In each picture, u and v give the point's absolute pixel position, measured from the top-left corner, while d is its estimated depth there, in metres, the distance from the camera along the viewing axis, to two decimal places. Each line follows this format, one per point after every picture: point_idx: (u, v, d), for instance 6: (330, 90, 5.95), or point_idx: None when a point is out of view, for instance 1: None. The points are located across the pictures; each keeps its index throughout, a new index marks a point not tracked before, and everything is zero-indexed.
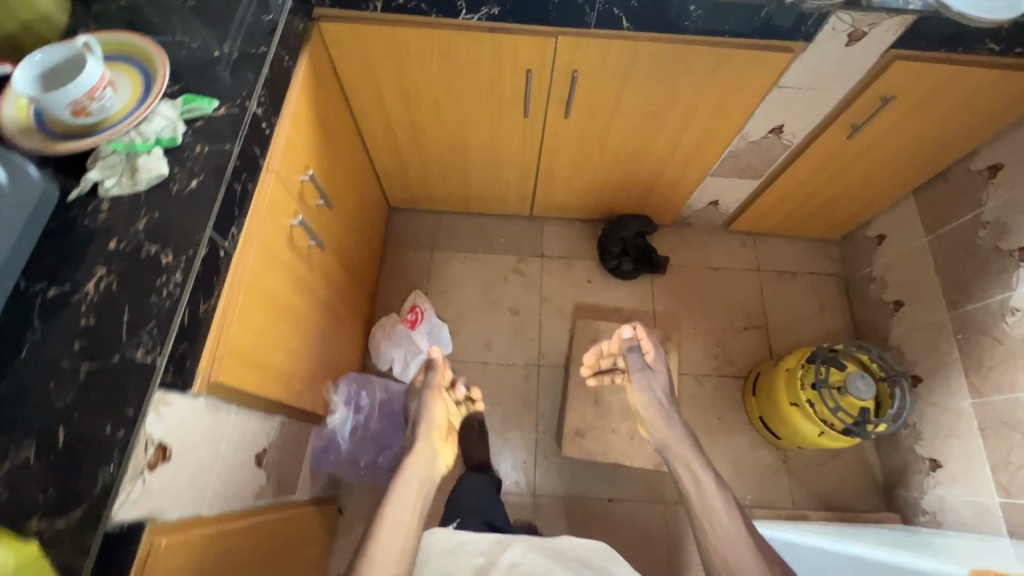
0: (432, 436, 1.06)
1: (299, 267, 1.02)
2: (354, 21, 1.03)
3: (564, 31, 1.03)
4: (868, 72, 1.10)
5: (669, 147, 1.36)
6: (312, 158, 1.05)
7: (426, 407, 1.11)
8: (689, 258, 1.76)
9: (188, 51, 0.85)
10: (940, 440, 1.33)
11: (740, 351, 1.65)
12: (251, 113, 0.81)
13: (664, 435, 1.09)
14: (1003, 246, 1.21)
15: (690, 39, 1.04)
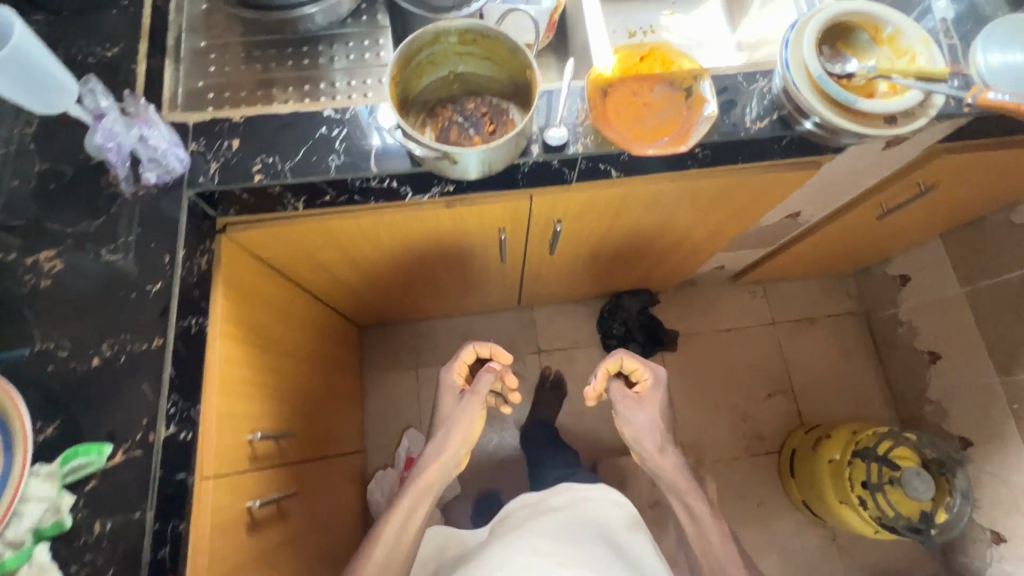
0: (460, 450, 0.92)
1: (269, 536, 0.84)
2: (273, 222, 0.80)
3: (540, 190, 0.82)
4: (903, 163, 0.92)
5: (671, 247, 1.18)
6: (257, 393, 0.85)
7: (456, 416, 0.93)
8: (698, 323, 1.61)
9: (56, 364, 0.63)
10: (1001, 514, 1.23)
11: (768, 421, 1.53)
12: (160, 449, 0.61)
13: (657, 460, 0.95)
14: None
15: (695, 173, 0.84)
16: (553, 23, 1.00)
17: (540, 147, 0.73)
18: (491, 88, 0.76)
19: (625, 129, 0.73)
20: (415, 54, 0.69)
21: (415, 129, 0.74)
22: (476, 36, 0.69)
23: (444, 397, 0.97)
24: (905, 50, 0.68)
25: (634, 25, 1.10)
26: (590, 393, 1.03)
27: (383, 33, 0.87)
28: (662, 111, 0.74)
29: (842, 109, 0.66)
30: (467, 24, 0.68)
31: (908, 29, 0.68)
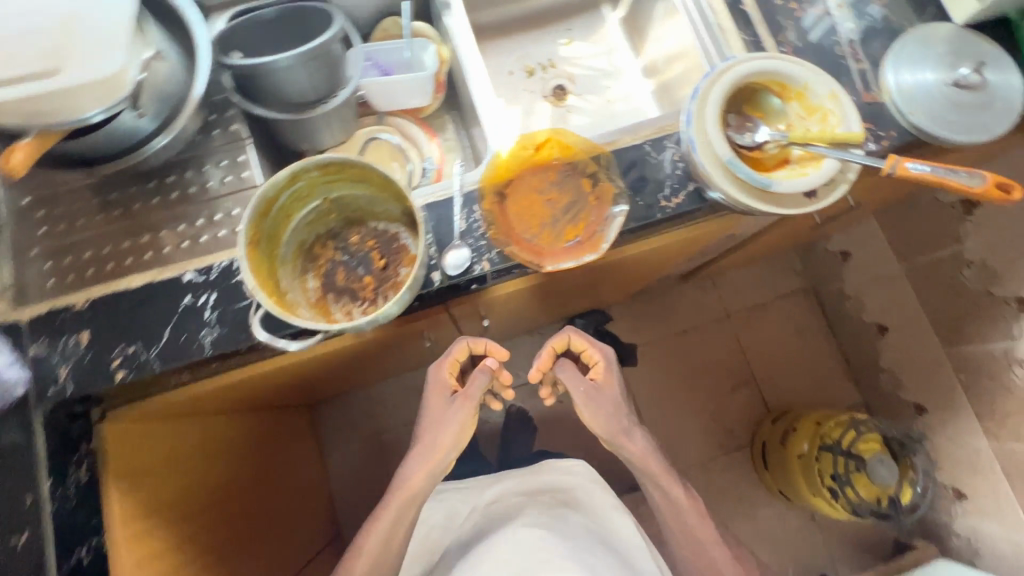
0: (444, 458, 0.81)
1: None
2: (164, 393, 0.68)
3: (454, 301, 0.73)
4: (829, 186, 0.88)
5: (611, 284, 1.11)
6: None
7: (445, 425, 0.81)
8: (654, 329, 1.58)
9: None
10: (962, 472, 1.24)
11: (735, 415, 1.54)
12: None
13: (625, 445, 0.86)
14: (996, 292, 1.09)
15: (620, 251, 0.76)
16: (441, 82, 0.91)
17: (441, 274, 0.64)
18: (373, 213, 0.67)
19: (531, 233, 0.69)
20: (274, 200, 0.59)
21: (296, 280, 0.64)
22: (343, 167, 0.60)
23: (432, 403, 0.83)
24: (816, 107, 0.62)
25: (531, 61, 1.00)
26: (533, 376, 0.90)
27: (247, 147, 0.75)
28: (569, 207, 0.72)
29: (757, 192, 0.60)
30: (329, 157, 0.60)
31: (816, 84, 0.62)
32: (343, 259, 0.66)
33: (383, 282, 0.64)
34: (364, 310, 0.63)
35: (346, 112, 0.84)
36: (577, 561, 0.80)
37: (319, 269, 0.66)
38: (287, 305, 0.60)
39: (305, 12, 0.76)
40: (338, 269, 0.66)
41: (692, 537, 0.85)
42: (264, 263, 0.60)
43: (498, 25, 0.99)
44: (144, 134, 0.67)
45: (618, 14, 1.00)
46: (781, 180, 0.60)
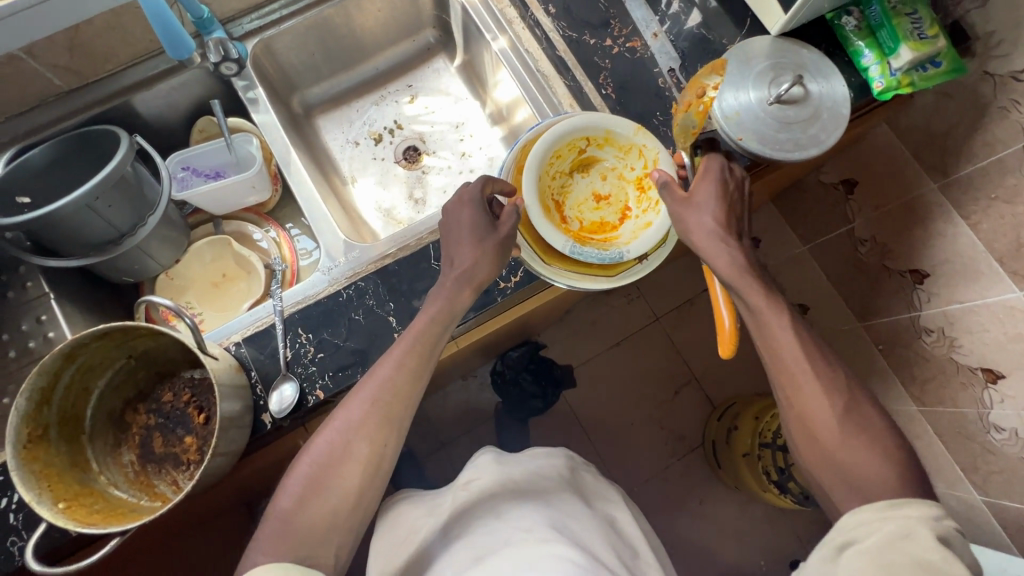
0: (464, 295, 0.60)
1: None
2: None
3: (312, 422, 0.67)
4: None
5: (510, 331, 1.05)
6: None
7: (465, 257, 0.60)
8: (589, 348, 1.54)
9: None
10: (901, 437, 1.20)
11: (683, 420, 1.50)
12: None
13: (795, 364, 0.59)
14: (891, 265, 1.06)
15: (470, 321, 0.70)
16: (276, 173, 0.83)
17: (270, 416, 0.59)
18: (183, 361, 0.61)
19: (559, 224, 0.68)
20: (51, 388, 0.52)
21: (107, 458, 0.58)
22: (127, 330, 0.55)
23: (464, 220, 0.61)
24: (629, 145, 0.68)
25: (375, 126, 0.94)
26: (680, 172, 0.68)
27: (51, 302, 0.68)
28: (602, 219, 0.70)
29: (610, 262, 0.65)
30: (106, 323, 0.53)
31: (617, 127, 0.67)
32: (158, 420, 0.61)
33: (202, 440, 0.59)
34: (188, 474, 0.58)
35: (170, 230, 0.78)
36: (570, 543, 0.65)
37: (133, 437, 0.60)
38: (92, 498, 0.53)
39: (93, 138, 0.70)
40: (156, 433, 0.61)
41: (833, 451, 0.55)
42: (58, 459, 0.53)
43: (332, 96, 0.94)
44: None
45: (455, 64, 0.95)
46: (631, 242, 0.66)
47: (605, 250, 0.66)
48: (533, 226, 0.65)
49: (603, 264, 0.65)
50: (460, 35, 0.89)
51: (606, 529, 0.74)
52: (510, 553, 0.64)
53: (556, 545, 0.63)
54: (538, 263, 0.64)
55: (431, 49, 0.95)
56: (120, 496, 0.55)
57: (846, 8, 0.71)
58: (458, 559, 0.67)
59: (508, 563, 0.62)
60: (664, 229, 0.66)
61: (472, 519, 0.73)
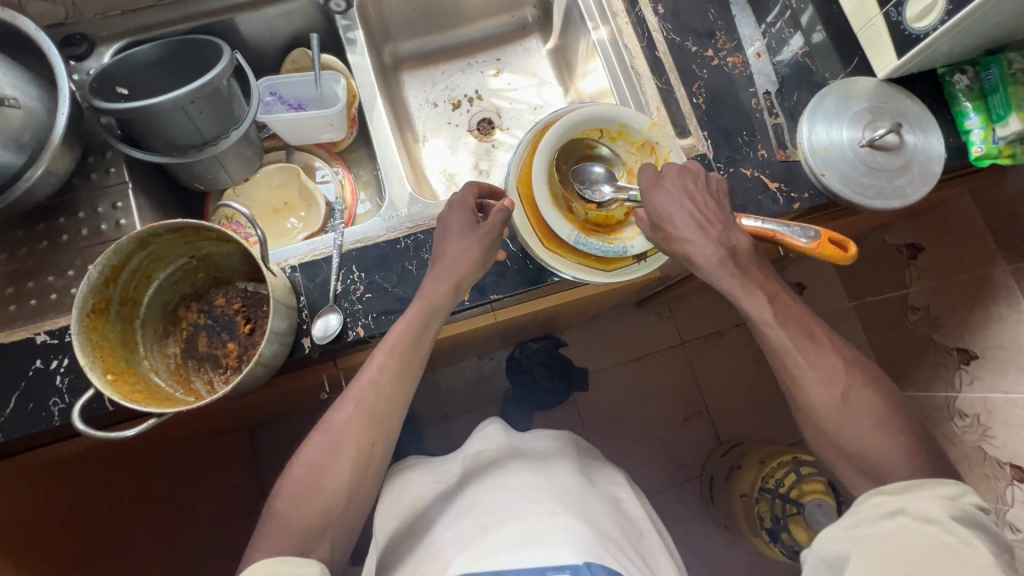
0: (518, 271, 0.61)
1: None
2: None
3: (342, 359, 0.69)
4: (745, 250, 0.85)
5: (542, 320, 1.06)
6: None
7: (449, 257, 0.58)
8: (608, 356, 1.53)
9: None
10: None
11: (687, 448, 1.49)
12: None
13: None
14: (940, 340, 1.03)
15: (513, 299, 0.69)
16: (354, 118, 0.87)
17: (310, 341, 0.61)
18: (239, 272, 0.63)
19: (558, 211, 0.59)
20: (121, 267, 0.55)
21: (154, 345, 0.61)
22: (200, 231, 0.57)
23: (452, 222, 0.60)
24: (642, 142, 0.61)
25: (456, 92, 0.96)
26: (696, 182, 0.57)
27: (128, 191, 0.71)
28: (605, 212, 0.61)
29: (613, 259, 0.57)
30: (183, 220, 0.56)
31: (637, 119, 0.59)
32: (206, 321, 0.63)
33: (244, 349, 0.61)
34: (224, 377, 0.61)
35: (246, 148, 0.80)
36: (577, 518, 0.67)
37: (179, 331, 0.63)
38: (136, 378, 0.56)
39: (197, 46, 0.72)
40: (201, 332, 0.63)
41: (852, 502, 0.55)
42: (113, 335, 0.56)
43: (422, 54, 0.95)
44: (12, 173, 0.62)
45: (548, 46, 0.95)
46: (637, 238, 0.58)
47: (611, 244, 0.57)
48: (536, 211, 0.57)
49: (600, 258, 0.57)
50: (559, 19, 0.89)
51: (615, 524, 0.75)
52: (523, 522, 0.65)
53: (567, 520, 0.66)
54: (535, 247, 0.56)
55: (527, 28, 0.96)
56: (160, 381, 0.58)
57: (961, 66, 0.69)
58: (468, 525, 0.69)
59: (522, 530, 0.64)
60: None
61: (479, 485, 0.75)
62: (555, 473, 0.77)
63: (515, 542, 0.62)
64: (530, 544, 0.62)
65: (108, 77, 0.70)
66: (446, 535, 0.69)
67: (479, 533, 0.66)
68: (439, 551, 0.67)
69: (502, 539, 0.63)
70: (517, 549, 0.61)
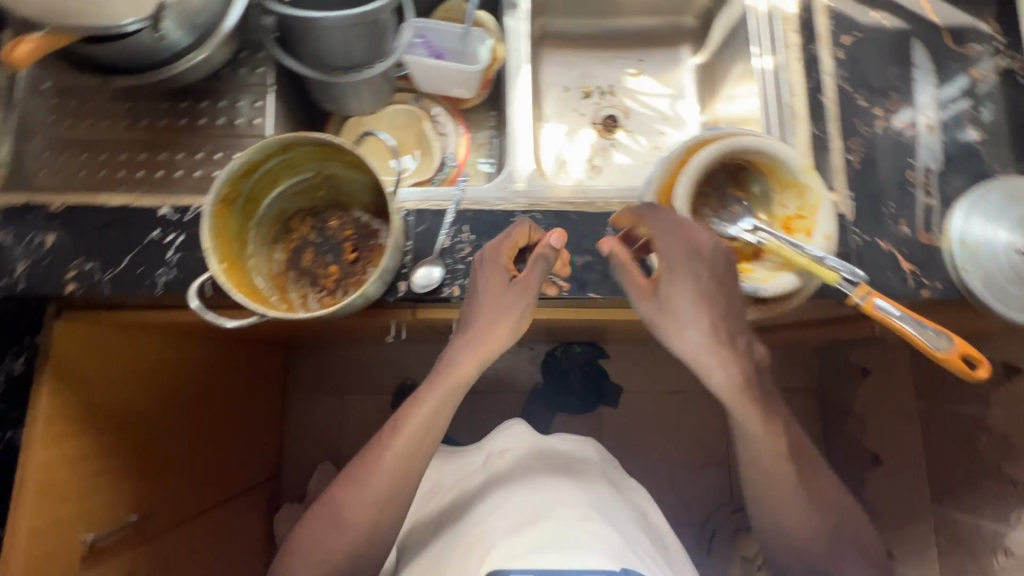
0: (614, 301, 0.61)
1: None
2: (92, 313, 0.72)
3: (421, 311, 0.69)
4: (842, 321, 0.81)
5: (604, 328, 1.05)
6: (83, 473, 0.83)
7: (487, 300, 0.57)
8: (646, 381, 1.50)
9: None
10: None
11: (697, 494, 1.46)
12: None
13: None
14: (1008, 470, 0.97)
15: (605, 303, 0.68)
16: (489, 80, 0.86)
17: (406, 286, 0.62)
18: (359, 201, 0.64)
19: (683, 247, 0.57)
20: (258, 164, 0.56)
21: (263, 246, 0.62)
22: (338, 151, 0.58)
23: (482, 284, 0.58)
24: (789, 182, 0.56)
25: (591, 82, 0.94)
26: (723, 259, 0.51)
27: (269, 94, 0.73)
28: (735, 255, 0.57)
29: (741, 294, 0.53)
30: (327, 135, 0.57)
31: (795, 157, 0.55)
32: (315, 239, 0.65)
33: (345, 275, 0.63)
34: (319, 297, 0.62)
35: (382, 83, 0.81)
36: (611, 527, 0.68)
37: (287, 240, 0.65)
38: (242, 272, 0.58)
39: None
40: (307, 248, 0.65)
41: None
42: (232, 225, 0.57)
43: (569, 35, 0.94)
44: (175, 52, 0.64)
45: (697, 59, 0.92)
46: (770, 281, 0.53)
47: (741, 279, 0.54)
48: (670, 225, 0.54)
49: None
50: (720, 35, 0.86)
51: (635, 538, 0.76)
52: (557, 521, 0.66)
53: (601, 528, 0.66)
54: (657, 259, 0.55)
55: (681, 35, 0.93)
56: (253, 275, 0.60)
57: None
58: (500, 518, 0.69)
59: (554, 530, 0.65)
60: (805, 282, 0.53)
61: (507, 483, 0.76)
62: (587, 483, 0.77)
63: (549, 544, 0.63)
64: (563, 548, 0.62)
65: None
66: (477, 524, 0.70)
67: (510, 529, 0.67)
68: (471, 543, 0.68)
69: (539, 543, 0.63)
70: (553, 552, 0.62)
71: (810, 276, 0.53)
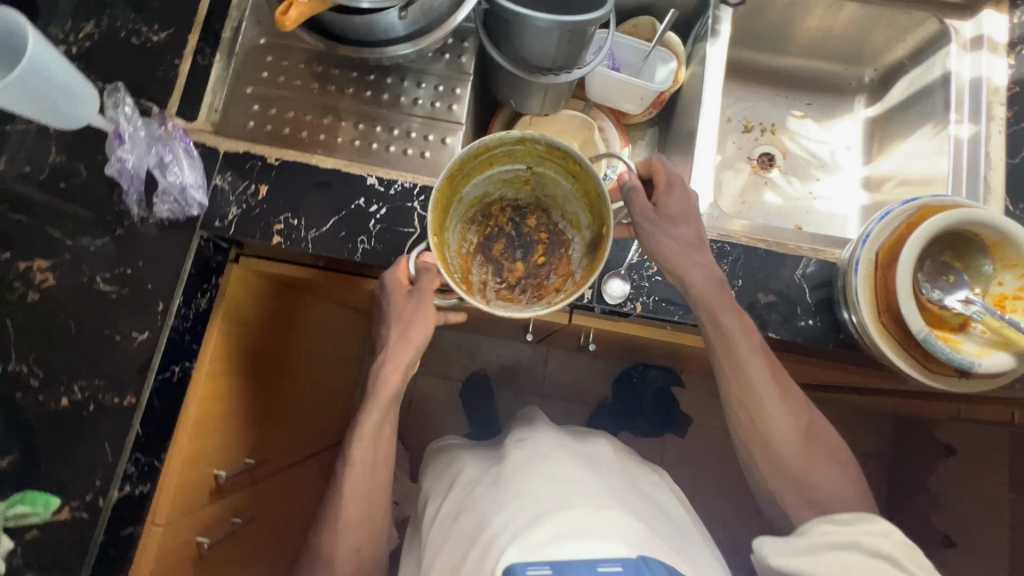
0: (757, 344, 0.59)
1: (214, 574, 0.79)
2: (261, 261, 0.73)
3: (578, 313, 0.74)
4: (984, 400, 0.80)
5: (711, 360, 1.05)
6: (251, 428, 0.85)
7: (410, 321, 0.61)
8: (714, 416, 1.50)
9: (11, 378, 0.60)
10: None
11: (749, 538, 1.44)
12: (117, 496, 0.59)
13: None
14: None
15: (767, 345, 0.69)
16: (663, 100, 0.87)
17: (594, 293, 0.63)
18: (558, 207, 0.66)
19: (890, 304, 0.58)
20: (489, 149, 0.58)
21: (460, 226, 0.65)
22: (560, 155, 0.58)
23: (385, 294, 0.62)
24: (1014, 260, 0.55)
25: (753, 117, 0.94)
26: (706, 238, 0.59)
27: (467, 82, 0.75)
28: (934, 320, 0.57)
29: (952, 366, 0.53)
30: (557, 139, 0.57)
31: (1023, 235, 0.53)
32: (511, 232, 0.68)
33: (529, 277, 0.66)
34: (497, 288, 0.65)
35: (566, 89, 0.82)
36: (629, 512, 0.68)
37: (485, 226, 0.67)
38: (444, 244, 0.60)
39: None
40: (502, 238, 0.68)
41: None
42: (447, 197, 0.59)
43: (738, 67, 0.94)
44: (391, 36, 0.67)
45: (868, 112, 0.91)
46: (984, 356, 0.53)
47: (957, 351, 0.53)
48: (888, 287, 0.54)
49: (928, 355, 0.54)
50: (901, 94, 0.86)
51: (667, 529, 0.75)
52: (575, 510, 0.65)
53: (617, 513, 0.66)
54: (866, 318, 0.56)
55: (854, 86, 0.93)
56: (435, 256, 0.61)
57: None
58: (517, 506, 0.67)
59: (574, 519, 0.64)
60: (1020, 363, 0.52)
61: (525, 468, 0.73)
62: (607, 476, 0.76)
63: (568, 533, 0.62)
64: (582, 538, 0.61)
65: None
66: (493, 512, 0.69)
67: (527, 520, 0.65)
68: (489, 533, 0.66)
69: (556, 531, 0.62)
70: (576, 547, 0.60)
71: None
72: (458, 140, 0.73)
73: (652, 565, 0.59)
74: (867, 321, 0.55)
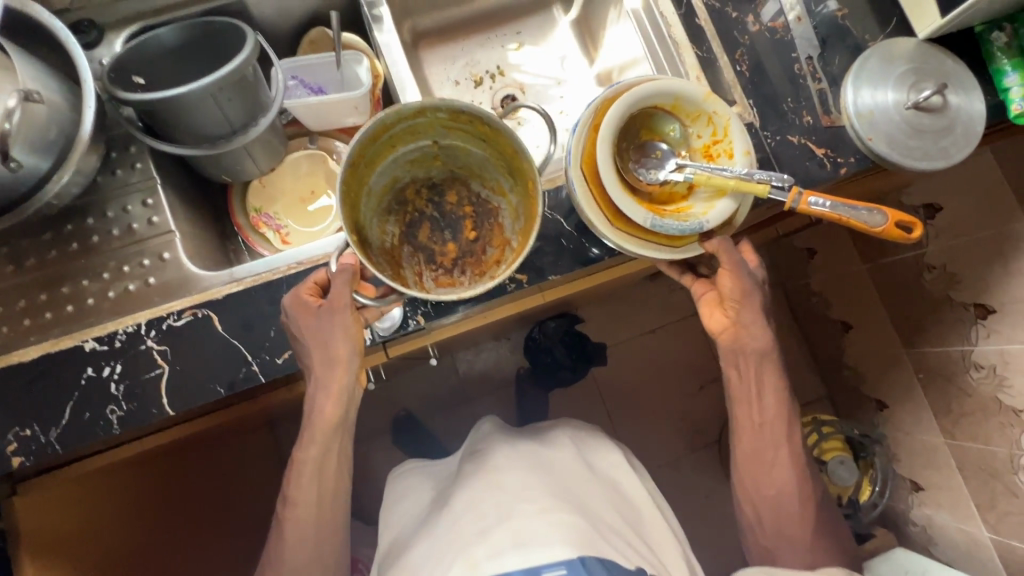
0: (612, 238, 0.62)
1: None
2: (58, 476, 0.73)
3: (392, 345, 0.72)
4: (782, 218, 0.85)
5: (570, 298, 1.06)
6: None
7: (329, 338, 0.57)
8: (623, 331, 1.54)
9: None
10: (920, 466, 1.21)
11: (705, 414, 1.52)
12: None
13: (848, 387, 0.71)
14: (956, 297, 1.05)
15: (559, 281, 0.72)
16: (378, 99, 0.83)
17: (372, 331, 0.63)
18: (476, 173, 0.65)
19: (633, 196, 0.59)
20: (390, 127, 0.56)
21: (376, 221, 0.63)
22: (465, 116, 0.56)
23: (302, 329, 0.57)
24: (696, 111, 0.58)
25: (477, 68, 0.92)
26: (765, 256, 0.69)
27: (158, 187, 0.68)
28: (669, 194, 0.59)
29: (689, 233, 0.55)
30: (457, 101, 0.55)
31: (688, 91, 0.57)
32: (432, 212, 0.67)
33: (465, 255, 0.66)
34: (433, 275, 0.65)
35: (273, 137, 0.77)
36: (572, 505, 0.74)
37: (404, 212, 0.66)
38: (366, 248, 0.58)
39: (220, 31, 0.67)
40: (426, 222, 0.67)
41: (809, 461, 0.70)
42: (349, 200, 0.56)
43: (438, 30, 0.92)
44: (39, 175, 0.59)
45: (570, 15, 0.93)
46: (709, 212, 0.56)
47: (686, 220, 0.55)
48: (604, 192, 0.55)
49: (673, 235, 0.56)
50: None
51: (616, 501, 0.81)
52: (522, 516, 0.71)
53: (561, 512, 0.71)
54: (602, 228, 0.56)
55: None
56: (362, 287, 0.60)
57: (1000, 22, 0.68)
58: (457, 529, 0.72)
59: (516, 529, 0.70)
60: (739, 201, 0.56)
61: (472, 485, 0.78)
62: (550, 466, 0.81)
63: (510, 544, 0.68)
64: (525, 545, 0.67)
65: (123, 66, 0.65)
66: (427, 546, 0.73)
67: (470, 539, 0.70)
68: (428, 558, 0.72)
69: (500, 542, 0.68)
70: (515, 551, 0.67)
71: (741, 197, 0.56)
72: (178, 247, 0.66)
73: (589, 563, 0.65)
74: (605, 230, 0.56)
